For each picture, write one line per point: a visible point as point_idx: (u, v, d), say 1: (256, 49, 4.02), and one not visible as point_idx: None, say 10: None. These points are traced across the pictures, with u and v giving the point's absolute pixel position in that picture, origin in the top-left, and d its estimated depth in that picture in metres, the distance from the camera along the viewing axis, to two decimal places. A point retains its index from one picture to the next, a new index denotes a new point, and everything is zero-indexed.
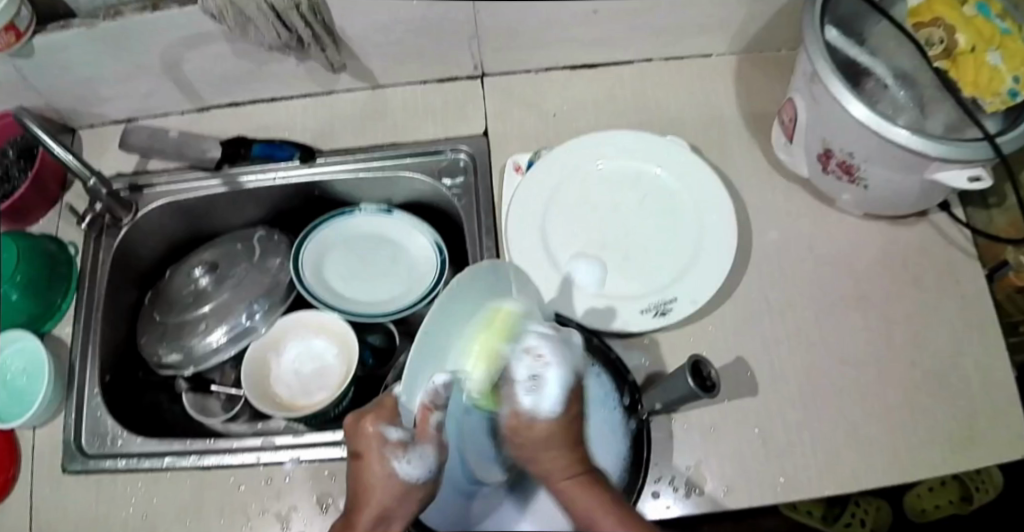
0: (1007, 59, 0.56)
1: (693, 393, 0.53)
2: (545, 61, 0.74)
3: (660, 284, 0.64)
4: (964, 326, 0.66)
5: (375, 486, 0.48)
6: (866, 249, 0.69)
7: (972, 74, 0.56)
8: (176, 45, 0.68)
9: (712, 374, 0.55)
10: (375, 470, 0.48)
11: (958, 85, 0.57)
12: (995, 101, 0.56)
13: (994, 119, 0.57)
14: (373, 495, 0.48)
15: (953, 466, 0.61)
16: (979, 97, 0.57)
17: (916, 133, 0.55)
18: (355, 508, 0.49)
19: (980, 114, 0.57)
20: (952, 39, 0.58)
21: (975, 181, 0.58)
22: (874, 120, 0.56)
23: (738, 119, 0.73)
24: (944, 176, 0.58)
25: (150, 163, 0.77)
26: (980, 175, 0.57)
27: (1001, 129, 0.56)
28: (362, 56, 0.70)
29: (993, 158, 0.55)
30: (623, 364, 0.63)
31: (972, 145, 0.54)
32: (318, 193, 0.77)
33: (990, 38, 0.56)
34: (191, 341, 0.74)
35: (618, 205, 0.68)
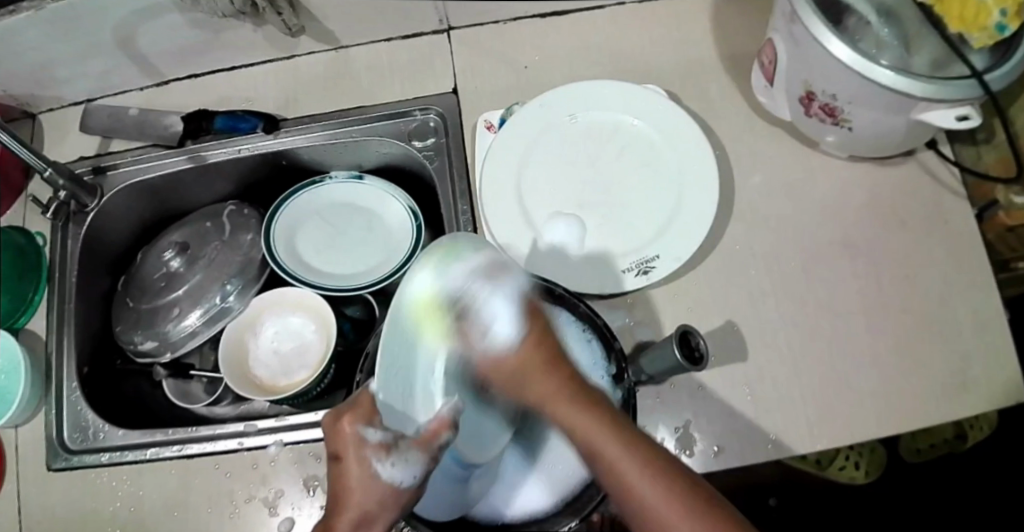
0: None
1: (682, 368, 0.51)
2: (513, 10, 0.71)
3: (642, 242, 0.62)
4: (956, 267, 0.64)
5: (354, 489, 0.42)
6: (853, 193, 0.68)
7: (958, 10, 0.54)
8: (128, 18, 0.65)
9: (701, 345, 0.53)
10: (355, 473, 0.41)
11: (944, 21, 0.55)
12: (981, 37, 0.54)
13: (981, 55, 0.55)
14: (351, 497, 0.41)
15: (947, 410, 0.59)
16: (965, 34, 0.54)
17: (899, 73, 0.54)
18: (332, 511, 0.43)
19: (966, 50, 0.55)
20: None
21: (964, 120, 0.56)
22: (856, 59, 0.54)
23: (716, 62, 0.71)
24: (931, 116, 0.56)
25: (113, 144, 0.74)
26: (968, 113, 0.55)
27: (988, 65, 0.54)
28: (322, 17, 0.68)
29: (981, 96, 0.54)
30: (609, 329, 0.57)
31: (958, 83, 0.53)
32: (286, 163, 0.74)
33: None
34: (166, 327, 0.71)
35: (595, 160, 0.66)
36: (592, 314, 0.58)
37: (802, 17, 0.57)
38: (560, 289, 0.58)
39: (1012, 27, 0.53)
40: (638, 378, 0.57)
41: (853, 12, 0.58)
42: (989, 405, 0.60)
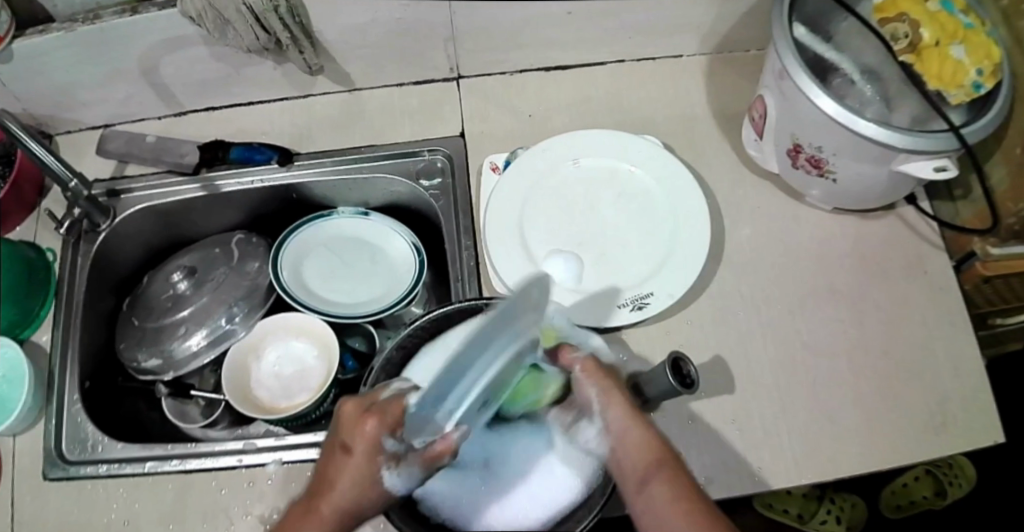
0: (968, 53, 0.60)
1: (674, 392, 0.52)
2: (520, 62, 0.75)
3: (636, 280, 0.65)
4: (933, 317, 0.68)
5: (347, 481, 0.44)
6: (837, 243, 0.71)
7: (937, 68, 0.60)
8: (154, 49, 0.69)
9: (692, 372, 0.53)
10: (362, 465, 0.44)
11: (924, 79, 0.60)
12: (959, 94, 0.60)
13: (958, 111, 0.61)
14: (341, 488, 0.44)
15: (925, 452, 0.62)
16: (944, 91, 0.60)
17: (881, 126, 0.57)
18: (317, 493, 0.46)
19: (945, 106, 0.61)
20: (916, 33, 0.61)
21: (940, 171, 0.60)
22: (841, 113, 0.58)
23: (711, 116, 0.75)
24: (910, 167, 0.60)
25: (128, 169, 0.77)
26: (945, 166, 0.59)
27: (966, 120, 0.60)
28: (339, 58, 0.71)
29: (958, 148, 0.58)
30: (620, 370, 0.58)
31: (939, 136, 0.57)
32: (296, 196, 0.76)
33: (952, 32, 0.60)
34: (170, 346, 0.73)
35: (593, 203, 0.69)
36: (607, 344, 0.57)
37: (791, 74, 0.61)
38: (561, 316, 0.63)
39: (985, 86, 0.60)
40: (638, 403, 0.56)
41: (841, 72, 0.66)
42: (966, 445, 0.63)
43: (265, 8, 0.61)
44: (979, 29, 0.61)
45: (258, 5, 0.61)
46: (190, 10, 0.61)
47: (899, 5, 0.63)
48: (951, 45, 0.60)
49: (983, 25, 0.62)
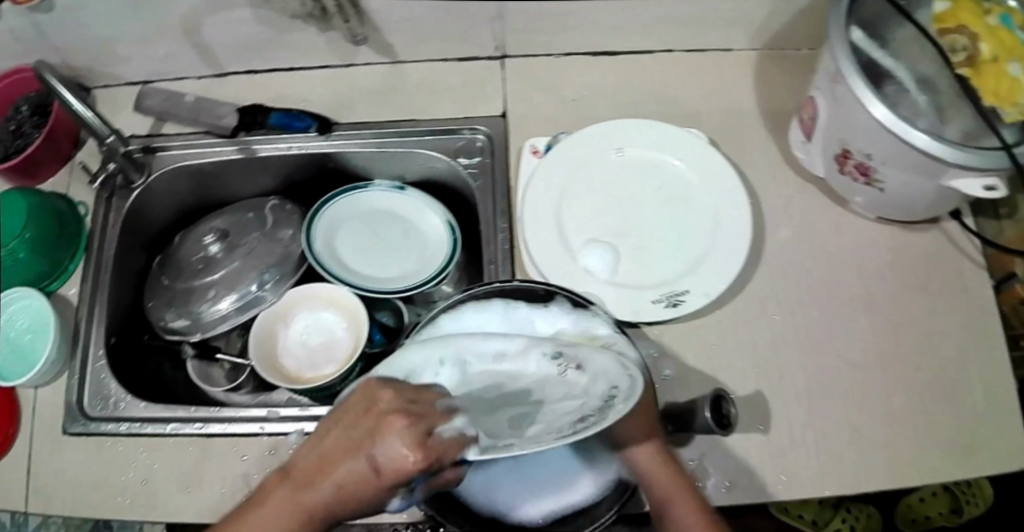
0: None
1: (710, 429, 0.56)
2: (566, 45, 0.73)
3: (672, 276, 0.64)
4: (970, 337, 0.67)
5: (349, 489, 0.37)
6: (878, 253, 0.70)
7: (995, 83, 0.59)
8: (197, 8, 0.68)
9: (732, 413, 0.56)
10: (372, 485, 0.36)
11: (981, 94, 0.60)
12: (1013, 112, 0.59)
13: (1010, 129, 0.59)
14: (339, 494, 0.37)
15: (949, 471, 0.62)
16: (999, 108, 0.59)
17: (934, 138, 0.56)
18: (317, 474, 0.39)
19: (997, 123, 0.60)
20: (974, 47, 0.62)
21: (989, 191, 0.58)
22: (894, 122, 0.57)
23: (757, 115, 0.73)
24: (960, 183, 0.59)
25: (165, 127, 0.76)
26: (994, 185, 0.58)
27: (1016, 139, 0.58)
28: (384, 29, 0.70)
29: (1007, 167, 0.56)
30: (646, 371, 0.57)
31: (989, 153, 0.55)
32: (332, 165, 0.76)
33: (1011, 49, 0.60)
34: (199, 308, 0.73)
35: (634, 194, 0.68)
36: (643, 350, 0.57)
37: (846, 78, 0.59)
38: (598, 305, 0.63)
39: None
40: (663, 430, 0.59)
41: (894, 78, 0.64)
42: (993, 468, 0.62)
43: None
44: None
45: None
46: None
47: (959, 17, 0.63)
48: (1010, 61, 0.60)
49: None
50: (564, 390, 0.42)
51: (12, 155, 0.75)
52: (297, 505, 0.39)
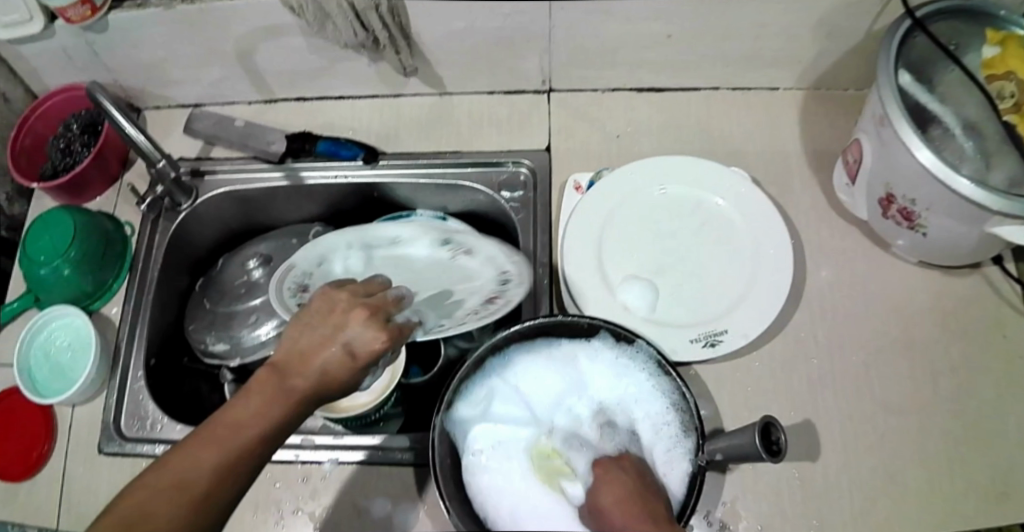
0: None
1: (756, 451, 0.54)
2: (613, 81, 0.74)
3: (712, 316, 0.65)
4: (1011, 385, 0.67)
5: (321, 366, 0.43)
6: (919, 298, 0.70)
7: None
8: (252, 35, 0.70)
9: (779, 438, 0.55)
10: (332, 353, 0.43)
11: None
12: None
13: None
14: (307, 375, 0.42)
15: (988, 521, 0.62)
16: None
17: (980, 185, 0.56)
18: (286, 367, 0.43)
19: None
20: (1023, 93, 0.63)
21: None
22: (939, 167, 0.57)
23: (802, 154, 0.73)
24: (1004, 231, 0.59)
25: (214, 151, 0.78)
26: None
27: None
28: (433, 61, 0.72)
29: None
30: (697, 411, 0.62)
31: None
32: (376, 196, 0.77)
33: None
34: (240, 333, 0.74)
35: (674, 233, 0.69)
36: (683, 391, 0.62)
37: (893, 122, 0.60)
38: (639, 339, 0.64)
39: None
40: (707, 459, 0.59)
41: (941, 123, 0.64)
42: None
43: (366, 6, 0.62)
44: None
45: (359, 3, 0.62)
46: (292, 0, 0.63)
47: (1008, 63, 0.64)
48: None
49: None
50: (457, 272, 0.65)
51: (61, 173, 0.77)
52: (257, 419, 0.41)
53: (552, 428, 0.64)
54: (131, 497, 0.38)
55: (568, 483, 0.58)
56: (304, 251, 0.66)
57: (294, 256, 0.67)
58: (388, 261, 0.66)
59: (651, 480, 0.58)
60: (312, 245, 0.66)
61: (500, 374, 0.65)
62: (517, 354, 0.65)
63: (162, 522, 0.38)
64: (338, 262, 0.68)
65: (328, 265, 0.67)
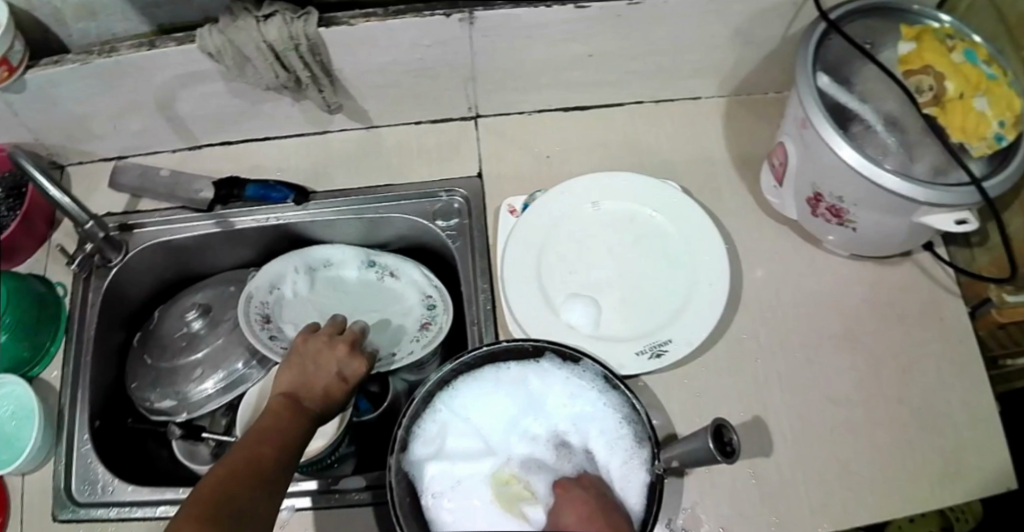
0: (992, 105, 0.61)
1: (713, 457, 0.55)
2: (538, 102, 0.75)
3: (654, 327, 0.65)
4: (950, 366, 0.70)
5: (322, 383, 0.56)
6: (854, 290, 0.72)
7: (961, 122, 0.61)
8: (172, 82, 0.68)
9: (733, 438, 0.56)
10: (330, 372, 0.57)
11: (948, 131, 0.61)
12: (982, 146, 0.61)
13: (981, 162, 0.61)
14: (315, 394, 0.56)
15: (941, 501, 0.64)
16: (966, 144, 0.61)
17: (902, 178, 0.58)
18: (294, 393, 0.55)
19: (967, 157, 0.61)
20: (940, 86, 0.63)
21: (960, 224, 0.61)
22: (862, 164, 0.58)
23: (728, 161, 0.74)
24: (931, 220, 0.61)
25: (142, 203, 0.76)
26: (965, 219, 0.60)
27: (987, 173, 0.60)
28: (358, 96, 0.71)
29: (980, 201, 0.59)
30: (649, 417, 0.61)
31: (958, 191, 0.58)
32: (305, 236, 0.76)
33: (975, 85, 0.62)
34: (186, 388, 0.72)
35: (612, 247, 0.69)
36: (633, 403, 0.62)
37: (814, 123, 0.61)
38: (585, 357, 0.64)
39: (1006, 138, 0.61)
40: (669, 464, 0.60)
41: (862, 120, 0.64)
42: (982, 494, 0.65)
43: (285, 45, 0.63)
44: (1002, 80, 0.63)
45: (278, 42, 0.62)
46: (210, 45, 0.63)
47: (924, 57, 0.64)
48: (975, 96, 0.62)
49: (1006, 77, 0.64)
50: (386, 290, 0.76)
51: None
52: (287, 429, 0.52)
53: (509, 457, 0.61)
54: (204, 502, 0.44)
55: (530, 508, 0.56)
56: (256, 278, 0.72)
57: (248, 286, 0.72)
58: (326, 284, 0.76)
59: (609, 497, 0.57)
60: (263, 271, 0.73)
61: (447, 405, 0.63)
62: (462, 383, 0.64)
63: (248, 501, 0.46)
64: (285, 285, 0.75)
65: (279, 289, 0.74)
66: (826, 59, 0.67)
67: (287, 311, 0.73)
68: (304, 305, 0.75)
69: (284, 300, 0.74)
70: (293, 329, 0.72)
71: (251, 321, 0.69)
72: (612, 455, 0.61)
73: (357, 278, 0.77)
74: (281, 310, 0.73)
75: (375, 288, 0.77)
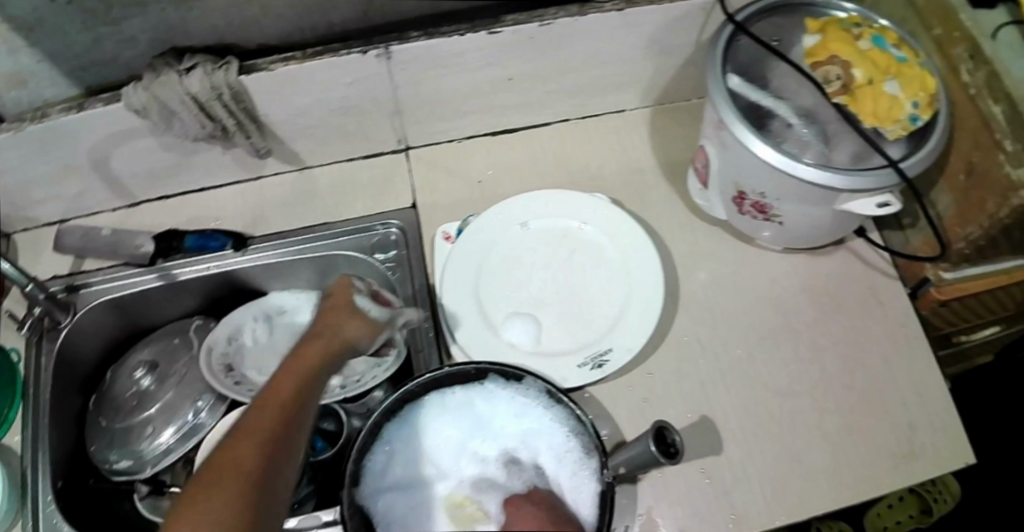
0: (903, 88, 0.62)
1: (658, 460, 0.57)
2: (466, 129, 0.76)
3: (594, 338, 0.66)
4: (892, 347, 0.71)
5: (337, 333, 0.50)
6: (791, 283, 0.73)
7: (871, 107, 0.61)
8: (104, 143, 0.69)
9: (675, 440, 0.59)
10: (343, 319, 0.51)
11: (861, 118, 0.62)
12: (897, 128, 0.61)
13: (896, 144, 0.63)
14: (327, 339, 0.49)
15: (895, 482, 0.65)
16: (881, 128, 0.62)
17: (818, 168, 0.59)
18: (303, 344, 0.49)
19: (883, 141, 0.63)
20: (848, 74, 0.63)
21: (884, 207, 0.62)
22: (780, 160, 0.59)
23: (657, 169, 0.76)
24: (855, 204, 0.63)
25: (86, 263, 0.77)
26: (888, 201, 0.62)
27: (904, 153, 0.63)
28: (287, 139, 0.72)
29: (899, 182, 0.60)
30: (593, 427, 0.62)
31: (878, 172, 0.59)
32: (242, 284, 0.76)
33: (885, 69, 0.62)
34: (140, 446, 0.73)
35: (549, 262, 0.70)
36: (578, 416, 0.62)
37: (729, 125, 0.62)
38: (526, 373, 0.64)
39: (920, 117, 0.62)
40: (617, 472, 0.61)
41: (778, 116, 0.66)
42: (936, 472, 0.66)
43: (208, 96, 0.63)
44: (913, 62, 0.64)
45: (201, 94, 0.63)
46: (136, 103, 0.64)
47: (829, 48, 0.64)
48: (885, 80, 0.62)
49: (918, 57, 0.65)
50: None
51: None
52: (305, 400, 0.45)
53: (464, 477, 0.64)
54: (232, 485, 0.39)
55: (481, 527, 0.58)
56: (217, 329, 0.73)
57: (209, 336, 0.72)
58: (285, 328, 0.75)
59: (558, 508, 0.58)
60: (222, 323, 0.73)
61: (398, 436, 0.65)
62: (410, 414, 0.66)
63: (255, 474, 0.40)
64: (245, 334, 0.74)
65: (240, 339, 0.74)
66: (738, 62, 0.68)
67: (249, 360, 0.73)
68: (266, 352, 0.74)
69: (243, 348, 0.73)
70: (256, 374, 0.72)
71: (211, 369, 0.70)
72: (562, 467, 0.62)
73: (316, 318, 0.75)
74: (243, 359, 0.73)
75: None
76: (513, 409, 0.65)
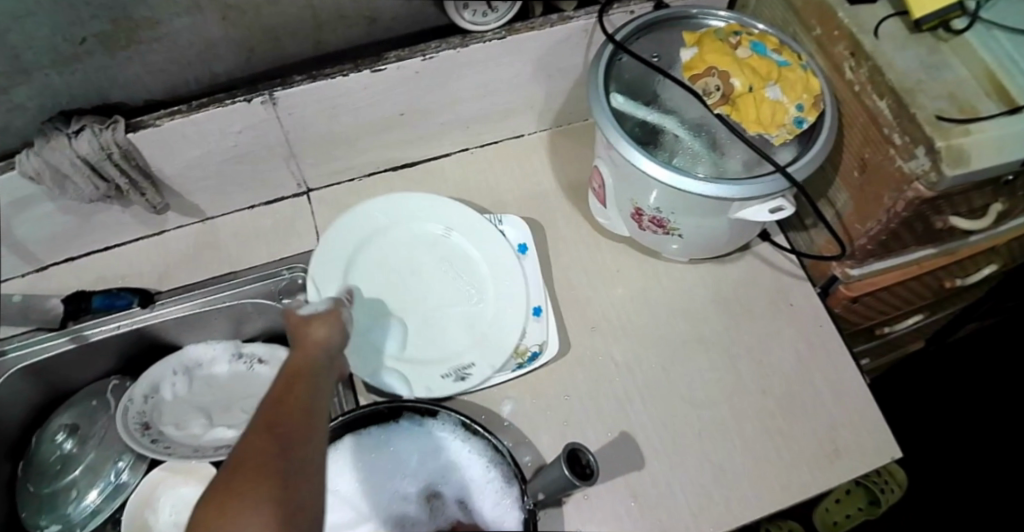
0: (785, 92, 0.62)
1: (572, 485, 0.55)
2: (365, 167, 0.78)
3: (460, 350, 0.69)
4: (807, 347, 0.72)
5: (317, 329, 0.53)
6: (699, 292, 0.74)
7: (755, 114, 0.61)
8: (3, 211, 0.67)
9: (591, 461, 0.56)
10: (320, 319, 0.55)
11: (745, 126, 0.62)
12: (782, 132, 0.61)
13: (786, 148, 0.62)
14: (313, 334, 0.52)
15: (823, 483, 0.65)
16: (766, 134, 0.61)
17: (710, 182, 0.58)
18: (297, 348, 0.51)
19: (773, 147, 0.62)
20: (727, 84, 0.63)
21: (777, 211, 0.62)
22: (671, 178, 0.59)
23: (559, 190, 0.79)
24: (750, 211, 0.62)
25: (0, 331, 0.74)
26: (781, 206, 0.61)
27: (795, 155, 0.61)
28: (185, 193, 0.73)
29: (790, 187, 0.60)
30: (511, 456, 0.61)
31: (765, 179, 0.59)
32: (156, 340, 0.76)
33: (765, 76, 0.63)
34: (68, 509, 0.72)
35: (416, 267, 0.72)
36: (495, 445, 0.62)
37: (617, 145, 0.61)
38: (442, 410, 0.64)
39: (806, 119, 0.61)
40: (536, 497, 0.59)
41: (666, 131, 0.64)
42: (862, 467, 0.66)
43: (98, 156, 0.63)
44: (795, 64, 0.64)
45: (90, 155, 0.62)
46: (27, 169, 0.62)
47: (706, 60, 0.64)
48: (765, 87, 0.63)
49: (799, 59, 0.65)
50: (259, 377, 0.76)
51: None
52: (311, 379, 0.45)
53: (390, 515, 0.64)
54: (261, 465, 0.36)
55: None
56: (135, 385, 0.72)
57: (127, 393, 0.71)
58: (202, 382, 0.76)
59: None
60: (140, 379, 0.72)
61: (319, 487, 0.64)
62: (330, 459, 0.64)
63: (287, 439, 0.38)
64: (163, 389, 0.74)
65: (157, 395, 0.73)
66: (623, 81, 0.68)
67: (167, 415, 0.73)
68: (183, 407, 0.74)
69: (161, 404, 0.73)
70: (174, 429, 0.72)
71: (130, 430, 0.68)
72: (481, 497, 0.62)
73: (232, 369, 0.77)
74: (160, 415, 0.72)
75: (248, 376, 0.76)
76: (428, 444, 0.64)
